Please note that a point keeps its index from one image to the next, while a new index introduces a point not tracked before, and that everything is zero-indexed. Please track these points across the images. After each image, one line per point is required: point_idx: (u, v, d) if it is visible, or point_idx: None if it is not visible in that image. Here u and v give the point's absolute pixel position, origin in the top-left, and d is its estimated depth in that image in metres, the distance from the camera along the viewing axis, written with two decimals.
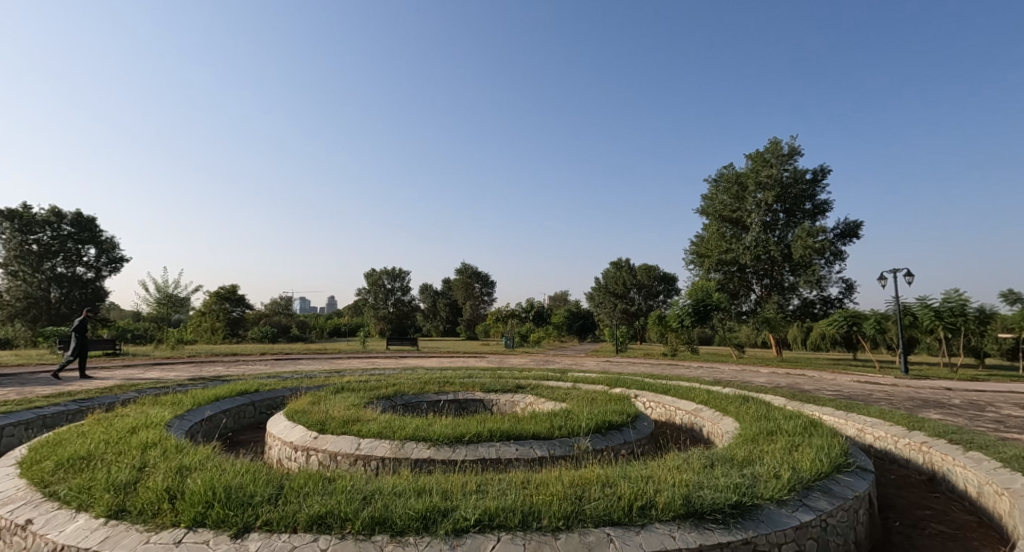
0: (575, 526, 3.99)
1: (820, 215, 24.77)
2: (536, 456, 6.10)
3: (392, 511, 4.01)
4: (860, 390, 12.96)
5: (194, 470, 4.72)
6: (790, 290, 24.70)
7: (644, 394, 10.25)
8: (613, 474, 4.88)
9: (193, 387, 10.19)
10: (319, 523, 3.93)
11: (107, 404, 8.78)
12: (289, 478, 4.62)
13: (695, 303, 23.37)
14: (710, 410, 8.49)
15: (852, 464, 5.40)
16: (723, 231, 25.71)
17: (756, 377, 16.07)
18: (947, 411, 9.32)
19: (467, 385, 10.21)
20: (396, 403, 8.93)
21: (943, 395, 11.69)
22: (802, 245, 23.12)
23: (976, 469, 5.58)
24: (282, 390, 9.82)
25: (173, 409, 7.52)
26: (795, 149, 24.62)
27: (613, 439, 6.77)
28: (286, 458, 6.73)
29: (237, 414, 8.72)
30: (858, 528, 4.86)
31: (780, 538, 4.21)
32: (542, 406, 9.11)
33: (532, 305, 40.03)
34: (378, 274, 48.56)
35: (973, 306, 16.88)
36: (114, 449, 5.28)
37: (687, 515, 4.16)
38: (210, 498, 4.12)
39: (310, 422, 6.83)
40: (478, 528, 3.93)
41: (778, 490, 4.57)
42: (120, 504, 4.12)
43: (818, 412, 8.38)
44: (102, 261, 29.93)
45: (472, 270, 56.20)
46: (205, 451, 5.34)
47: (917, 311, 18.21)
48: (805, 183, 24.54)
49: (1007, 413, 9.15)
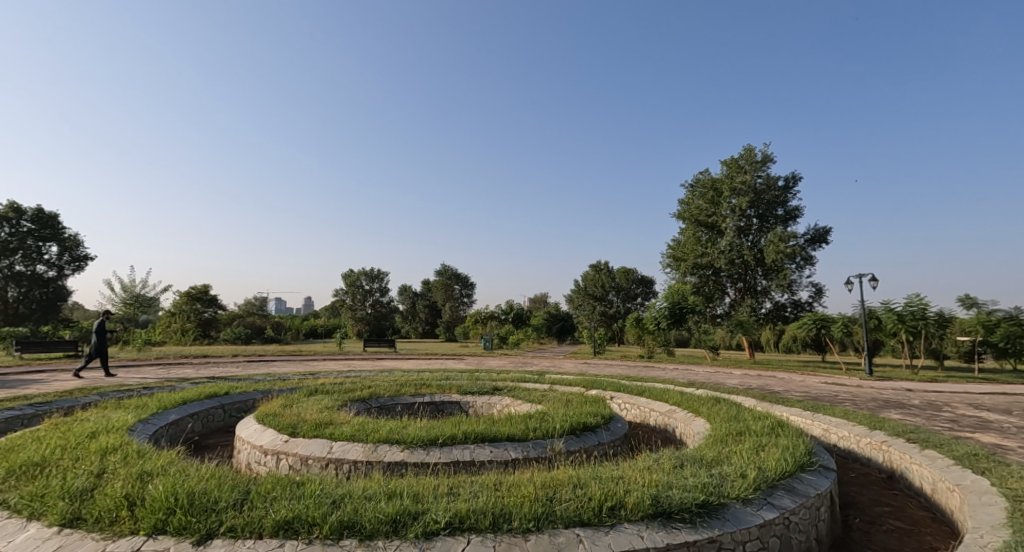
0: (546, 528, 4.02)
1: (791, 221, 25.39)
2: (510, 458, 6.11)
3: (362, 516, 3.97)
4: (826, 391, 13.38)
5: (156, 476, 4.59)
6: (762, 294, 25.23)
7: (620, 395, 10.38)
8: (585, 474, 4.94)
9: (161, 389, 9.93)
10: (285, 528, 3.87)
11: (66, 408, 8.48)
12: (257, 483, 4.54)
13: (671, 306, 23.73)
14: (684, 410, 8.65)
15: (815, 463, 5.55)
16: (699, 235, 26.16)
17: (728, 379, 16.47)
18: (906, 411, 9.70)
19: (444, 387, 10.18)
20: (371, 406, 8.87)
21: (902, 396, 12.12)
22: (774, 250, 23.57)
23: (932, 467, 5.78)
24: (254, 394, 9.63)
25: (137, 413, 7.31)
26: (768, 155, 25.25)
27: (588, 441, 6.84)
28: (255, 462, 6.59)
29: (205, 418, 8.53)
30: (820, 526, 5.00)
31: (744, 536, 4.31)
32: (518, 407, 9.17)
33: (511, 307, 39.90)
34: (356, 275, 47.69)
35: (933, 311, 17.49)
36: (70, 455, 5.11)
37: (656, 515, 4.23)
38: (173, 504, 4.03)
39: (281, 426, 6.71)
40: (448, 530, 3.93)
41: (743, 489, 4.68)
42: (75, 513, 4.00)
43: (787, 413, 8.60)
44: (65, 259, 28.94)
45: (451, 270, 56.14)
46: (167, 456, 5.19)
47: (881, 314, 18.79)
48: (778, 190, 25.14)
49: (963, 413, 9.57)
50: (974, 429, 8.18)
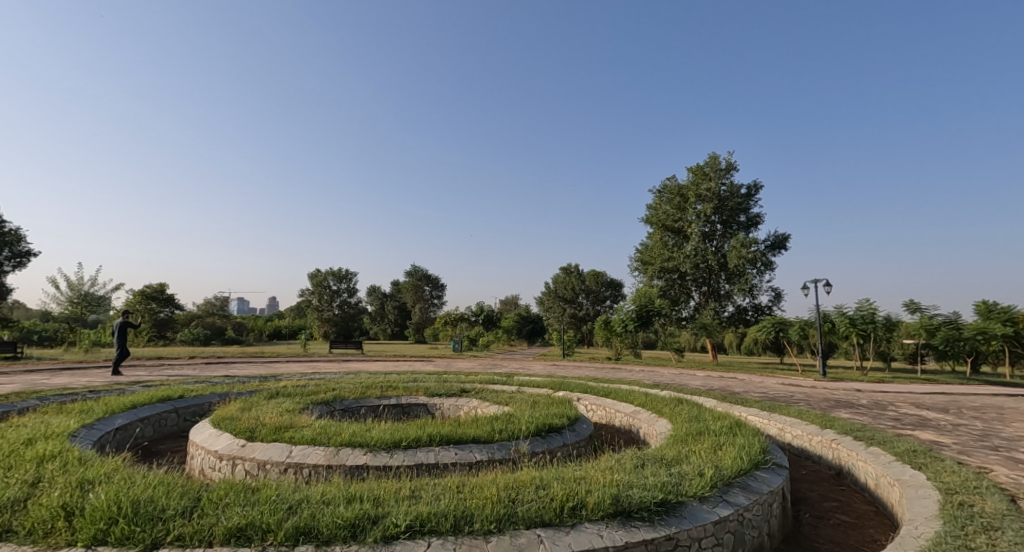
0: (507, 529, 4.03)
1: (753, 227, 26.16)
2: (474, 460, 6.09)
3: (319, 520, 3.90)
4: (783, 392, 13.89)
5: (97, 484, 4.38)
6: (725, 298, 25.91)
7: (587, 397, 10.48)
8: (547, 475, 4.97)
9: (107, 393, 9.46)
10: (237, 536, 3.76)
11: (2, 413, 8.01)
12: (208, 489, 4.38)
13: (639, 309, 24.14)
14: (647, 411, 8.80)
15: (769, 462, 5.73)
16: (666, 240, 26.76)
17: (693, 380, 16.85)
18: (856, 411, 10.14)
19: (410, 389, 10.05)
20: (335, 409, 8.71)
21: (852, 396, 12.64)
22: (736, 255, 24.23)
23: (875, 463, 6.05)
24: (211, 397, 9.32)
25: (80, 418, 6.95)
26: (732, 164, 25.97)
27: (553, 442, 6.88)
28: (209, 468, 6.38)
29: (157, 422, 8.21)
30: (772, 521, 5.17)
31: (700, 533, 4.42)
32: (485, 409, 9.14)
33: (481, 308, 39.88)
34: (323, 275, 46.74)
35: (881, 315, 18.32)
36: (3, 463, 4.84)
37: (615, 514, 4.29)
38: (116, 513, 3.86)
39: (237, 430, 6.52)
40: (408, 534, 3.89)
41: (701, 487, 4.79)
42: (6, 525, 3.79)
43: (746, 414, 8.85)
44: (5, 255, 27.36)
45: (422, 272, 56.24)
46: (112, 463, 4.96)
47: (834, 318, 19.52)
48: (740, 198, 25.87)
49: (907, 412, 10.06)
50: (915, 427, 8.57)
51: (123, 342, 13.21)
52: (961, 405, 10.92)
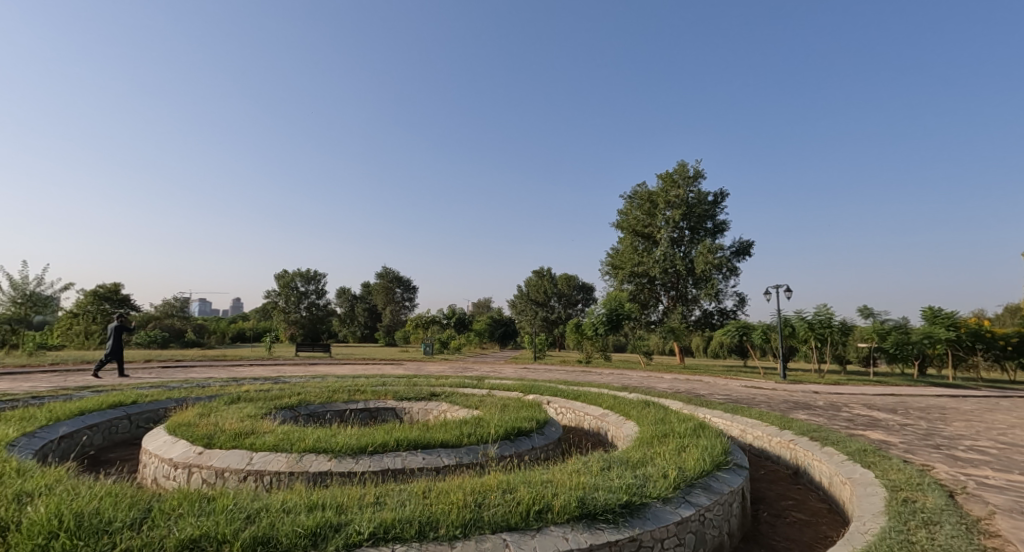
0: (472, 534, 4.00)
1: (719, 234, 26.81)
2: (441, 465, 6.04)
3: (278, 530, 3.80)
4: (745, 393, 14.32)
5: (37, 496, 4.16)
6: (692, 302, 26.49)
7: (556, 400, 10.53)
8: (514, 479, 4.97)
9: (53, 399, 9.00)
10: (191, 547, 3.63)
11: None
12: (160, 499, 4.22)
13: (609, 313, 24.41)
14: (615, 414, 8.91)
15: (729, 462, 5.87)
16: (636, 245, 27.20)
17: (660, 383, 17.14)
18: (812, 412, 10.51)
19: (377, 392, 9.92)
20: (300, 414, 8.51)
21: (809, 397, 13.13)
22: (703, 260, 24.84)
23: (829, 462, 6.27)
24: (166, 402, 8.97)
25: (20, 426, 6.59)
26: (700, 172, 26.61)
27: (521, 445, 6.89)
28: (163, 477, 6.14)
29: (107, 429, 7.86)
30: (732, 520, 5.28)
31: (663, 533, 4.49)
32: (454, 413, 9.07)
33: (453, 311, 39.75)
34: (291, 275, 45.74)
35: (838, 319, 18.99)
36: None
37: (581, 516, 4.32)
38: (57, 527, 3.67)
39: (194, 436, 6.29)
40: (371, 541, 3.82)
41: (664, 488, 4.87)
42: None
43: (710, 415, 9.03)
44: None
45: (393, 274, 55.80)
46: (55, 473, 4.72)
47: (794, 322, 20.16)
48: (707, 205, 26.52)
49: (860, 413, 10.48)
50: (866, 427, 8.93)
51: (116, 344, 13.35)
52: (909, 406, 11.44)
